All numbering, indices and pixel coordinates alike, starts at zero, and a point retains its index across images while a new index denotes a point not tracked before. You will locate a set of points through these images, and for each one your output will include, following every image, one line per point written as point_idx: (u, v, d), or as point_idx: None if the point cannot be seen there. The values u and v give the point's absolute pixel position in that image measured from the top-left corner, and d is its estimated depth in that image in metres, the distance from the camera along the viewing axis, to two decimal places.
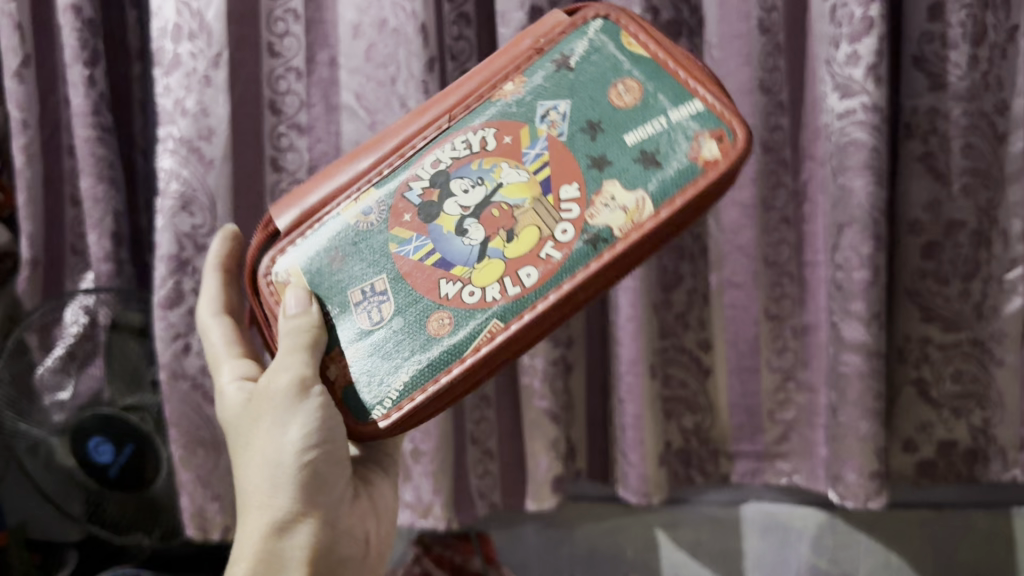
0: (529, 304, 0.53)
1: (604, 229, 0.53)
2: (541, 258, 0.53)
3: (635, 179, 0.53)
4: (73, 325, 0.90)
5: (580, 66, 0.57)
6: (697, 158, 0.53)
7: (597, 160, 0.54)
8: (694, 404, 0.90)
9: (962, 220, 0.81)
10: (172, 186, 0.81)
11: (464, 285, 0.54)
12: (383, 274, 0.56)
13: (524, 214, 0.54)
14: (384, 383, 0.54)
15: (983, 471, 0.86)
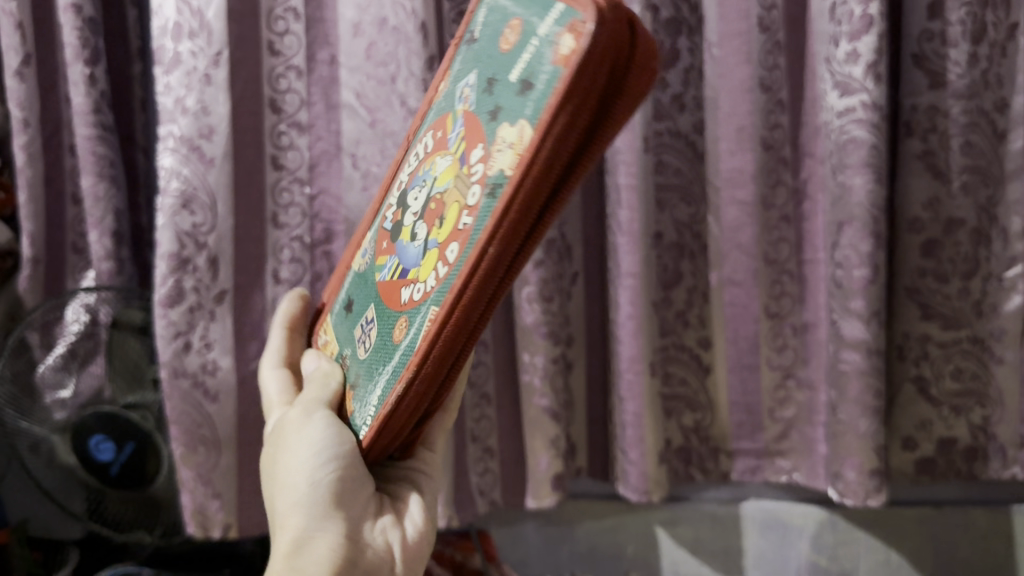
0: (450, 282, 0.43)
1: (500, 176, 0.41)
2: (460, 231, 0.44)
3: (516, 113, 0.42)
4: (74, 323, 0.91)
5: (485, 32, 0.50)
6: (558, 60, 0.40)
7: (494, 111, 0.45)
8: (695, 402, 0.91)
9: (961, 218, 0.81)
10: (172, 184, 0.81)
11: (415, 286, 0.48)
12: (372, 303, 0.54)
13: (448, 197, 0.46)
14: (364, 406, 0.50)
15: (983, 469, 0.86)
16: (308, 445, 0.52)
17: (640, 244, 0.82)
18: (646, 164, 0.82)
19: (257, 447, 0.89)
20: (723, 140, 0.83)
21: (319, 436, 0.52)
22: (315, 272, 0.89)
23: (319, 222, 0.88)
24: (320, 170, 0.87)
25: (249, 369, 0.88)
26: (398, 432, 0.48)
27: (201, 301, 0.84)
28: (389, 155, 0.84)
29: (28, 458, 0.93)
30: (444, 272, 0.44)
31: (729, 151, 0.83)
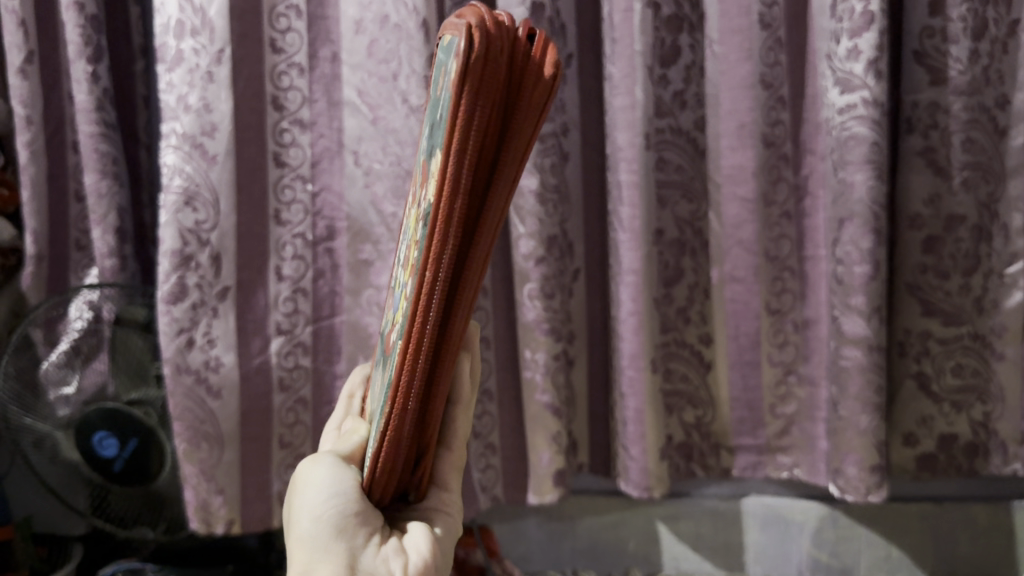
0: (402, 324, 0.39)
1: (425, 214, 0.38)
2: (410, 275, 0.41)
3: (432, 148, 0.39)
4: (77, 320, 0.92)
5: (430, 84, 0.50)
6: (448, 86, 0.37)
7: (427, 150, 0.42)
8: (696, 399, 0.91)
9: (962, 215, 0.81)
10: (175, 182, 0.82)
11: (389, 336, 0.45)
12: (378, 362, 0.52)
13: (408, 253, 0.44)
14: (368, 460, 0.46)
15: (984, 465, 0.86)
16: (311, 478, 0.46)
17: (641, 241, 0.82)
18: (647, 161, 0.82)
19: (260, 444, 0.89)
20: (724, 137, 0.84)
21: (324, 469, 0.46)
22: (317, 269, 0.89)
23: (321, 219, 0.88)
24: (323, 167, 0.88)
25: (252, 365, 0.87)
26: (389, 479, 0.43)
27: (205, 298, 0.84)
28: (390, 151, 0.85)
29: (32, 454, 0.93)
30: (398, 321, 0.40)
31: (730, 148, 0.84)
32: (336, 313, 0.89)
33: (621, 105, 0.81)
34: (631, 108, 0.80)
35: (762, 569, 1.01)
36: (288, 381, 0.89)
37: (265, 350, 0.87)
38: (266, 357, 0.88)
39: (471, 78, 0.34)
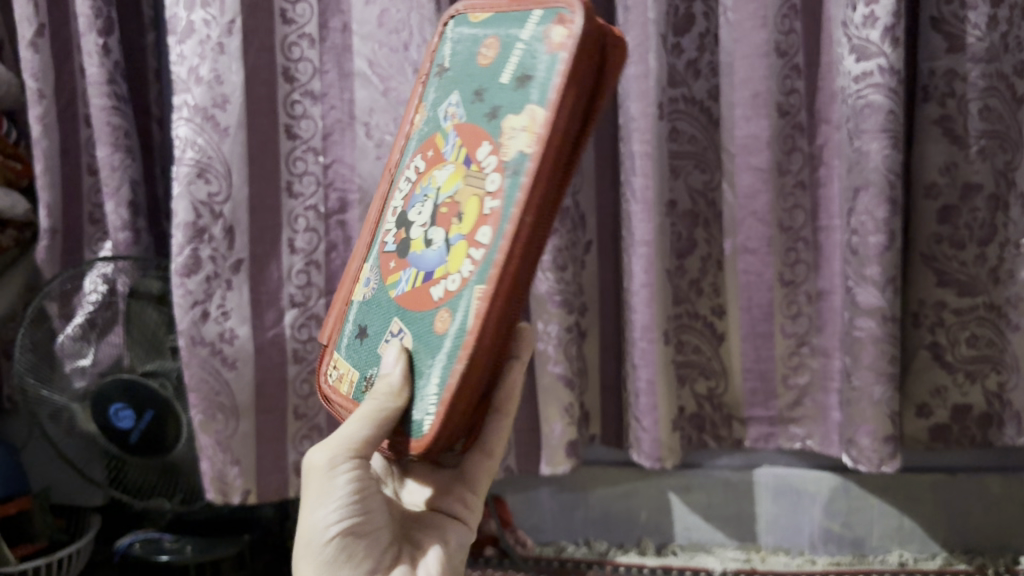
0: (488, 258, 0.48)
1: (519, 156, 0.48)
2: (483, 215, 0.49)
3: (516, 102, 0.50)
4: (92, 294, 0.92)
5: (455, 62, 0.57)
6: (552, 47, 0.49)
7: (479, 100, 0.53)
8: (708, 369, 0.91)
9: (979, 183, 0.81)
10: (187, 154, 0.81)
11: (447, 279, 0.50)
12: (395, 315, 0.54)
13: (463, 193, 0.51)
14: (423, 396, 0.50)
15: (998, 436, 0.85)
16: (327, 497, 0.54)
17: (654, 211, 0.82)
18: (661, 132, 0.82)
19: (275, 415, 0.90)
20: (738, 106, 0.83)
21: (345, 483, 0.54)
22: (329, 241, 0.89)
23: (333, 191, 0.89)
24: (334, 139, 0.88)
25: (266, 337, 0.88)
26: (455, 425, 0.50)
27: (219, 270, 0.84)
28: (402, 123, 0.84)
29: (49, 426, 0.95)
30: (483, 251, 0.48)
31: (744, 117, 0.83)
32: None
33: (634, 73, 0.80)
34: (644, 77, 0.80)
35: (774, 540, 1.01)
36: (303, 353, 0.89)
37: (279, 322, 0.88)
38: (280, 329, 0.88)
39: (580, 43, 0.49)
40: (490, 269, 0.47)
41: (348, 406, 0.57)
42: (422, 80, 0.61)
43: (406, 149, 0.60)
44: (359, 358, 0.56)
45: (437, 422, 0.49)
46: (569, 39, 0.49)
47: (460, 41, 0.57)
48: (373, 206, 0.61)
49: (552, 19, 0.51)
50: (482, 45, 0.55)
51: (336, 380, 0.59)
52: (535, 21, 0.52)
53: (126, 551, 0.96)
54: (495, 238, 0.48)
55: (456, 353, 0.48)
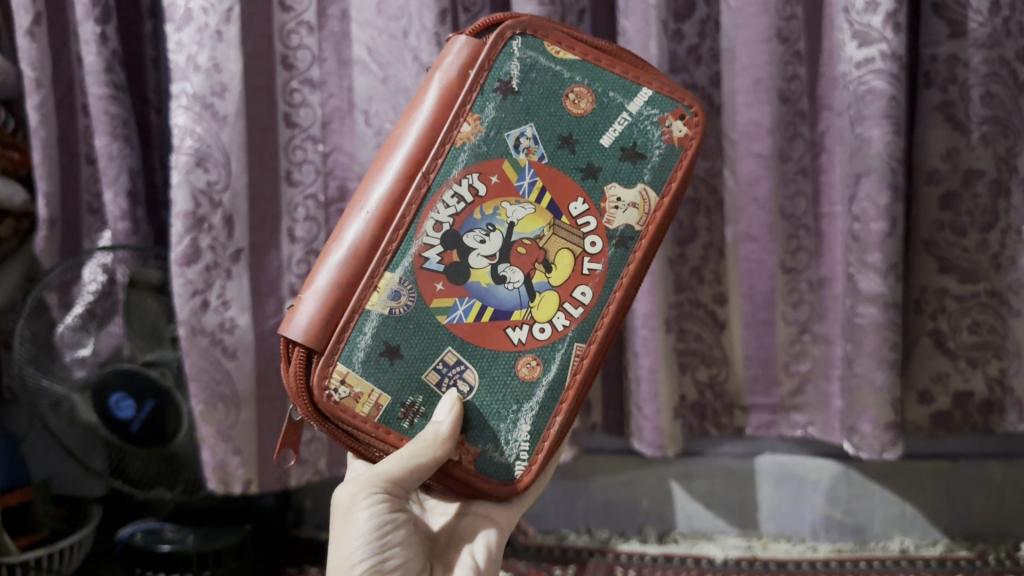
0: (597, 318, 0.59)
1: (626, 228, 0.60)
2: (586, 275, 0.59)
3: (631, 176, 0.60)
4: (91, 284, 0.93)
5: (526, 86, 0.59)
6: (672, 139, 0.61)
7: (565, 147, 0.59)
8: (709, 357, 0.91)
9: (981, 169, 0.80)
10: (186, 142, 0.80)
11: (531, 326, 0.58)
12: (449, 346, 0.57)
13: (548, 242, 0.59)
14: (510, 441, 0.58)
15: (999, 422, 0.86)
16: (353, 530, 0.55)
17: None
18: None
19: (275, 402, 0.90)
20: (739, 93, 0.82)
21: (366, 519, 0.56)
22: (329, 230, 0.89)
23: (332, 180, 0.89)
24: (333, 127, 0.88)
25: (266, 326, 0.88)
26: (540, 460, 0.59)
27: (218, 259, 0.83)
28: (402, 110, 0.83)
29: (49, 418, 0.93)
30: (583, 311, 0.59)
31: (745, 103, 0.82)
32: None
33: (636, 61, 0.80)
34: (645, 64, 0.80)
35: (776, 527, 1.01)
36: None
37: (280, 310, 0.89)
38: (280, 318, 0.88)
39: (688, 141, 0.61)
40: (593, 334, 0.59)
41: (368, 428, 0.56)
42: (470, 86, 0.58)
43: (447, 154, 0.57)
44: (389, 379, 0.56)
45: (530, 468, 0.58)
46: (686, 136, 0.61)
47: (533, 64, 0.59)
48: (379, 203, 0.57)
49: (664, 107, 0.61)
50: (569, 88, 0.59)
51: (347, 397, 0.56)
52: (644, 99, 0.60)
53: (127, 541, 0.96)
54: (596, 302, 0.59)
55: (552, 406, 0.59)
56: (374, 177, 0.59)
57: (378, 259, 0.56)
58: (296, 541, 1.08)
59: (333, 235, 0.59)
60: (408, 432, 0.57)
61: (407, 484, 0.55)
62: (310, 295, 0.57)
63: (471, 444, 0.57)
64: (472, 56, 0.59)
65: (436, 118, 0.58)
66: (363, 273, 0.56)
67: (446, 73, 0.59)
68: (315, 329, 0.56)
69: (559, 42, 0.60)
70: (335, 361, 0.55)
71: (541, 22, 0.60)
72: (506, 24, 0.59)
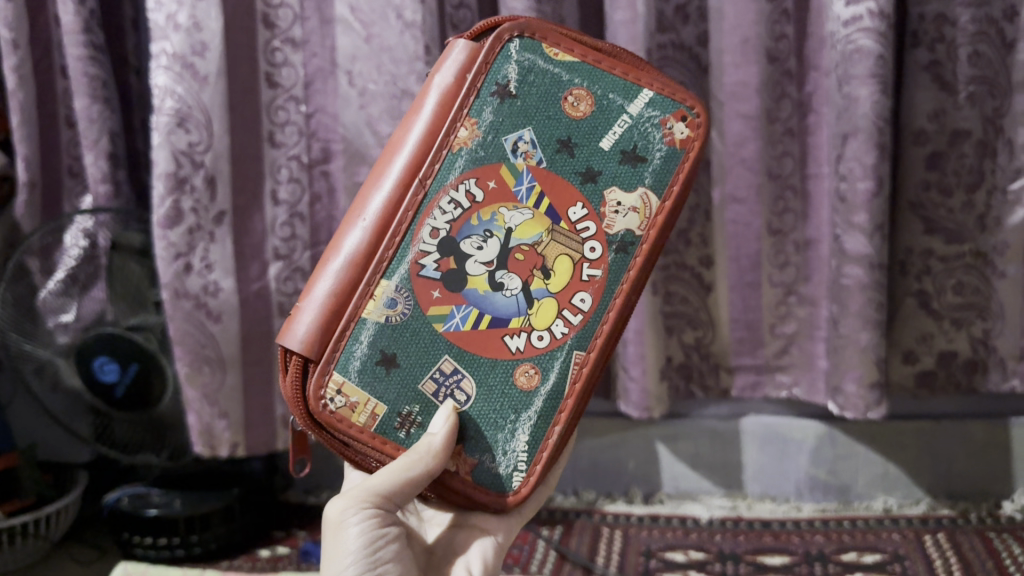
0: (596, 326, 0.57)
1: (626, 233, 0.58)
2: (585, 281, 0.57)
3: (631, 179, 0.58)
4: (73, 248, 0.91)
5: (523, 90, 0.57)
6: (674, 141, 0.58)
7: (563, 151, 0.57)
8: (696, 320, 0.91)
9: (967, 130, 0.80)
10: (167, 103, 0.79)
11: (529, 333, 0.56)
12: (446, 353, 0.56)
13: (547, 248, 0.57)
14: (507, 450, 0.56)
15: (983, 382, 0.87)
16: (344, 547, 0.54)
17: None
18: None
19: (260, 367, 0.90)
20: (727, 53, 0.81)
21: (356, 536, 0.54)
22: (314, 193, 0.88)
23: (316, 141, 0.87)
24: (316, 88, 0.86)
25: (251, 289, 0.87)
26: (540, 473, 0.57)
27: (201, 222, 0.82)
28: (385, 70, 0.82)
29: (33, 382, 0.94)
30: (583, 318, 0.57)
31: (734, 64, 0.81)
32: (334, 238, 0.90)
33: (622, 19, 0.80)
34: (632, 22, 0.79)
35: (760, 487, 1.01)
36: (288, 306, 0.89)
37: (264, 274, 0.88)
38: (265, 282, 0.88)
39: (689, 143, 0.59)
40: (593, 341, 0.57)
41: (364, 438, 0.55)
42: (466, 90, 0.57)
43: (444, 159, 0.56)
44: (385, 388, 0.55)
45: (528, 478, 0.56)
46: (688, 138, 0.59)
47: (530, 66, 0.57)
48: (378, 211, 0.56)
49: (666, 108, 0.59)
50: (567, 91, 0.57)
51: (343, 407, 0.54)
52: (644, 100, 0.58)
53: (114, 507, 0.95)
54: (596, 309, 0.57)
55: (550, 415, 0.57)
56: (372, 184, 0.58)
57: (374, 266, 0.55)
58: (285, 505, 1.09)
59: (331, 244, 0.58)
60: (405, 442, 0.55)
61: (398, 497, 0.54)
62: (310, 304, 0.56)
63: (468, 454, 0.56)
64: (470, 60, 0.58)
65: (435, 123, 0.57)
66: (360, 281, 0.55)
67: (443, 78, 0.58)
68: (312, 338, 0.55)
69: (557, 44, 0.58)
70: (330, 370, 0.54)
71: (539, 24, 0.58)
72: (503, 27, 0.58)
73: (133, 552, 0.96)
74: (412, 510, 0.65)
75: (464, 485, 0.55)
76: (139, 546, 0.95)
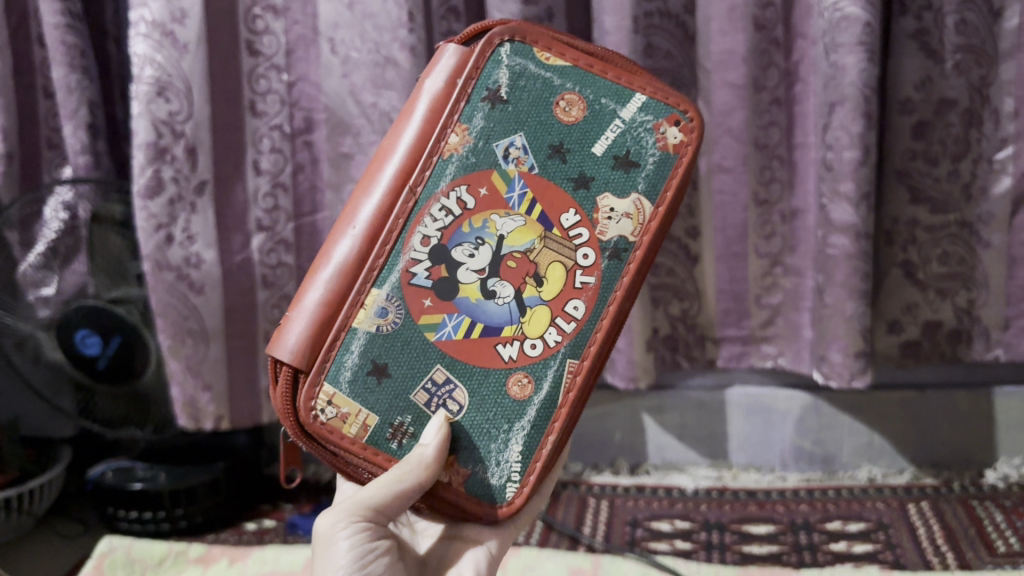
0: (590, 335, 0.56)
1: (620, 239, 0.56)
2: (578, 288, 0.56)
3: (623, 185, 0.56)
4: (53, 220, 0.89)
5: (514, 95, 0.56)
6: (667, 146, 0.57)
7: (556, 156, 0.56)
8: (682, 292, 0.91)
9: (954, 99, 0.80)
10: (146, 71, 0.77)
11: (522, 342, 0.55)
12: (438, 363, 0.55)
13: (539, 254, 0.56)
14: (500, 461, 0.55)
15: (966, 351, 0.87)
16: (334, 560, 0.53)
17: None
18: (635, 46, 0.80)
19: (245, 340, 0.89)
20: (714, 20, 0.81)
21: (346, 550, 0.54)
22: (296, 163, 0.87)
23: (298, 110, 0.86)
24: (298, 56, 0.85)
25: (234, 261, 0.86)
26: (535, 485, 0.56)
27: (182, 193, 0.81)
28: (368, 38, 0.80)
29: (14, 356, 0.92)
30: (576, 326, 0.56)
31: (721, 31, 0.81)
32: (318, 209, 0.89)
33: None
34: None
35: (745, 458, 1.02)
36: (272, 278, 0.88)
37: (247, 246, 0.87)
38: (248, 253, 0.87)
39: (684, 148, 0.57)
40: (587, 350, 0.56)
41: (356, 449, 0.54)
42: (457, 95, 0.56)
43: (435, 166, 0.56)
44: (376, 399, 0.54)
45: (522, 490, 0.55)
46: (683, 143, 0.57)
47: (521, 71, 0.57)
48: (369, 219, 0.56)
49: (659, 112, 0.57)
50: (559, 95, 0.57)
51: (334, 418, 0.54)
52: (637, 104, 0.57)
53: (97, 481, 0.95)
54: (590, 316, 0.56)
55: (544, 425, 0.55)
56: (362, 192, 0.58)
57: (365, 273, 0.55)
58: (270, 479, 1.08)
59: (321, 254, 0.57)
60: (397, 454, 0.54)
61: (388, 510, 0.53)
62: (300, 314, 0.55)
63: (460, 465, 0.55)
64: (461, 66, 0.58)
65: (425, 130, 0.57)
66: (351, 289, 0.55)
67: (433, 84, 0.58)
68: (303, 347, 0.54)
69: (549, 48, 0.57)
70: (321, 380, 0.54)
71: (530, 28, 0.58)
72: (493, 32, 0.57)
73: (118, 524, 0.96)
74: (404, 521, 0.64)
75: (456, 496, 0.55)
76: (123, 520, 0.95)
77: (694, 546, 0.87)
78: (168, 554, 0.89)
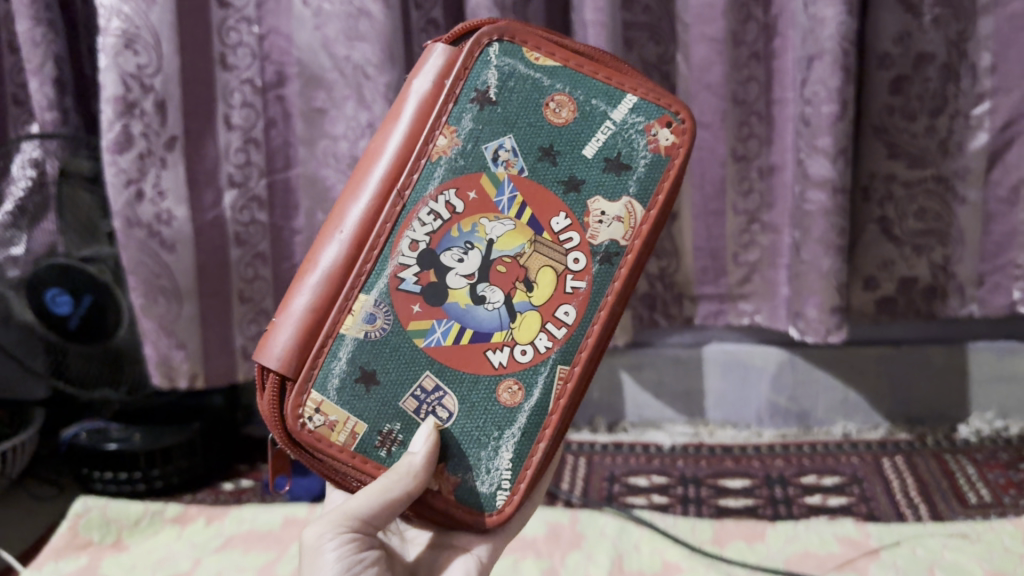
0: (580, 341, 0.54)
1: (611, 243, 0.54)
2: (569, 293, 0.54)
3: (615, 188, 0.54)
4: (20, 178, 0.87)
5: (503, 96, 0.54)
6: (659, 148, 0.55)
7: (546, 158, 0.54)
8: (660, 250, 0.90)
9: (932, 53, 0.80)
10: (113, 24, 0.76)
11: (512, 348, 0.54)
12: (427, 370, 0.53)
13: (530, 259, 0.54)
14: (491, 469, 0.53)
15: (942, 308, 0.88)
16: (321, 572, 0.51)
17: None
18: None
19: (219, 298, 0.88)
20: None
21: (334, 561, 0.51)
22: (269, 117, 0.86)
23: (270, 64, 0.84)
24: (268, 8, 0.83)
25: (205, 219, 0.85)
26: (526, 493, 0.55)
27: (152, 148, 0.80)
28: None
29: None
30: (567, 332, 0.54)
31: None
32: (291, 165, 0.88)
33: None
34: None
35: (721, 415, 1.02)
36: (245, 236, 0.87)
37: (218, 204, 0.86)
38: (220, 211, 0.86)
39: (677, 150, 0.55)
40: (578, 355, 0.54)
41: (344, 457, 0.53)
42: (445, 95, 0.54)
43: (423, 169, 0.54)
44: (364, 407, 0.53)
45: (511, 498, 0.54)
46: (675, 145, 0.55)
47: (510, 72, 0.54)
48: (356, 224, 0.54)
49: (651, 113, 0.55)
50: (549, 96, 0.54)
51: (321, 426, 0.52)
52: (628, 106, 0.55)
53: (71, 442, 0.93)
54: (580, 322, 0.54)
55: (534, 433, 0.54)
56: (349, 195, 0.56)
57: (352, 279, 0.53)
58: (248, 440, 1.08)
59: (308, 259, 0.56)
60: (386, 461, 0.53)
61: (378, 520, 0.51)
62: (287, 320, 0.53)
63: (450, 472, 0.53)
64: (450, 65, 0.56)
65: (414, 131, 0.55)
66: (339, 294, 0.53)
67: (422, 83, 0.55)
68: (289, 356, 0.52)
69: (539, 48, 0.55)
70: (308, 389, 0.52)
71: (520, 27, 0.55)
72: (481, 31, 0.55)
73: (92, 486, 0.95)
74: (394, 530, 0.63)
75: (446, 503, 0.53)
76: (99, 482, 0.94)
77: (670, 499, 0.88)
78: (144, 514, 0.88)
